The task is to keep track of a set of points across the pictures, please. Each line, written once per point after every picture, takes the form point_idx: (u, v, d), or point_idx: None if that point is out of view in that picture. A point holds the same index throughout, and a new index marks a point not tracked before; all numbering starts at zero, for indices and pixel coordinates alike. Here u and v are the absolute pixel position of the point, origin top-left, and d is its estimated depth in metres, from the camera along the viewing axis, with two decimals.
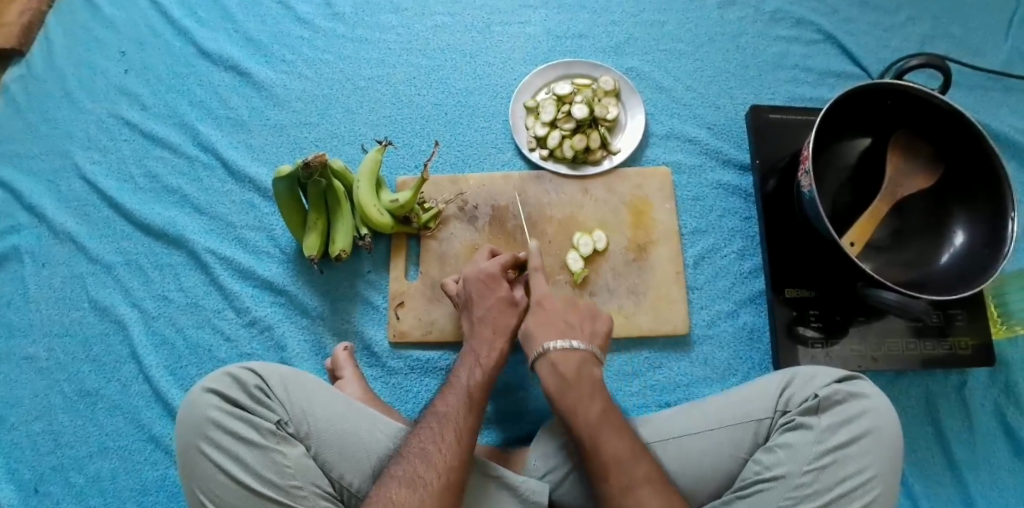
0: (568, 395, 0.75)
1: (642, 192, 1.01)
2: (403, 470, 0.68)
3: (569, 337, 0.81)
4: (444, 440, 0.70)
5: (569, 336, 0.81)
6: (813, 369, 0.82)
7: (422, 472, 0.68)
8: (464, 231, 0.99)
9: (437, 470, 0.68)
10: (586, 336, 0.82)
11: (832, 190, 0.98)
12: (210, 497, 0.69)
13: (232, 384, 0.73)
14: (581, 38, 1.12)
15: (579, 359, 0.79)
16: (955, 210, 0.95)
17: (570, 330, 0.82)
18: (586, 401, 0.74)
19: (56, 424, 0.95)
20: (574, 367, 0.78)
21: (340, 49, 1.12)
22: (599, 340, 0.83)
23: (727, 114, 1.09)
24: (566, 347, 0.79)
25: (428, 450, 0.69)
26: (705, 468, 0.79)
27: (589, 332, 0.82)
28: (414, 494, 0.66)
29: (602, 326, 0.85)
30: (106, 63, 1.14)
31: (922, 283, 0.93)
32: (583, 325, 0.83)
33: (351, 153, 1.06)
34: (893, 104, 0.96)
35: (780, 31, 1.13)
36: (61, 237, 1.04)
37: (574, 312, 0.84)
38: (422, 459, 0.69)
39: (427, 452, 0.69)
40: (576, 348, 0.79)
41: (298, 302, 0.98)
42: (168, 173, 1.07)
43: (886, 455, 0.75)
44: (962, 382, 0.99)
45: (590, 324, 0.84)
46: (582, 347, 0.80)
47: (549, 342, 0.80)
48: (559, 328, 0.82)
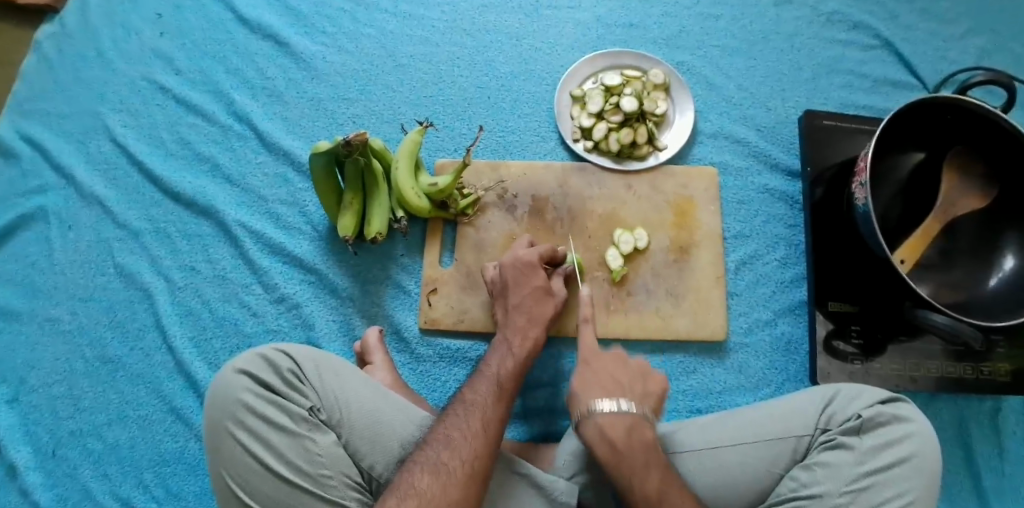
0: (625, 462, 0.68)
1: (687, 191, 0.98)
2: (427, 455, 0.65)
3: (617, 395, 0.73)
4: (470, 427, 0.68)
5: (618, 396, 0.73)
6: (857, 388, 0.80)
7: (447, 460, 0.65)
8: (501, 220, 0.96)
9: (462, 457, 0.65)
10: (638, 396, 0.74)
11: (882, 203, 0.95)
12: (237, 481, 0.68)
13: (265, 367, 0.71)
14: (632, 28, 1.09)
15: (629, 421, 0.71)
16: (1008, 233, 0.92)
17: (620, 386, 0.75)
18: (642, 473, 0.67)
19: (77, 389, 0.94)
20: (623, 432, 0.70)
21: (382, 24, 1.09)
22: (652, 401, 0.75)
23: (778, 117, 1.05)
24: (614, 409, 0.72)
25: (453, 437, 0.67)
26: (739, 480, 0.77)
27: (640, 393, 0.75)
28: (436, 483, 0.63)
29: (655, 386, 0.77)
30: (141, 23, 1.11)
31: (968, 306, 0.90)
32: (635, 385, 0.75)
33: (389, 132, 1.03)
34: (953, 119, 0.93)
35: (837, 34, 1.09)
36: (89, 200, 1.01)
37: (625, 369, 0.77)
38: (446, 445, 0.66)
39: (451, 438, 0.67)
40: (626, 410, 0.72)
41: (328, 282, 0.95)
42: (200, 141, 1.04)
43: (927, 481, 0.72)
44: (997, 407, 0.97)
45: (642, 384, 0.76)
46: (633, 408, 0.72)
47: (596, 401, 0.73)
48: (606, 388, 0.74)
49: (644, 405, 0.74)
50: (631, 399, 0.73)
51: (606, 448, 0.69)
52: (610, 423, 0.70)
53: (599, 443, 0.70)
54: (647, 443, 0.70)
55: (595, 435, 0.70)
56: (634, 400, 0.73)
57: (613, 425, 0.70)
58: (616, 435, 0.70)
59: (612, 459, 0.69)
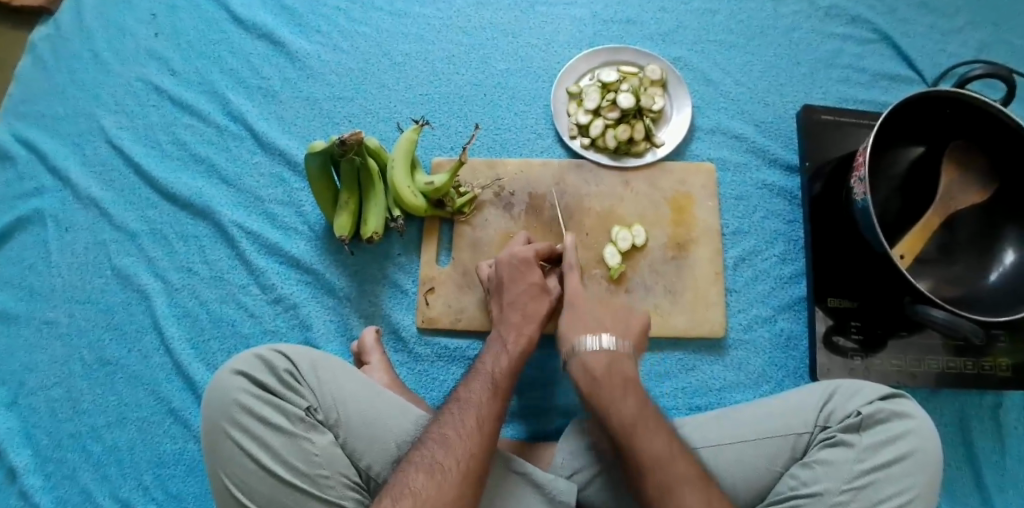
0: (601, 392, 0.71)
1: (685, 187, 0.98)
2: (423, 455, 0.65)
3: (600, 331, 0.77)
4: (465, 426, 0.67)
5: (601, 332, 0.77)
6: (857, 385, 0.80)
7: (442, 459, 0.64)
8: (498, 217, 0.96)
9: (457, 456, 0.65)
10: (621, 331, 0.78)
11: (881, 198, 0.95)
12: (234, 482, 0.68)
13: (261, 367, 0.71)
14: (629, 24, 1.08)
15: (609, 358, 0.74)
16: (1007, 228, 0.91)
17: (605, 323, 0.78)
18: (620, 400, 0.70)
19: (75, 391, 0.93)
20: (605, 364, 0.74)
21: (378, 22, 1.08)
22: (635, 339, 0.79)
23: (776, 112, 1.05)
24: (598, 346, 0.75)
25: (449, 436, 0.66)
26: (739, 479, 0.76)
27: (623, 326, 0.79)
28: (431, 482, 0.63)
29: (637, 323, 0.80)
30: (136, 23, 1.10)
31: (966, 301, 0.90)
32: (618, 320, 0.79)
33: (385, 130, 1.03)
34: (952, 113, 0.92)
35: (835, 28, 1.09)
36: (85, 202, 1.01)
37: (609, 311, 0.80)
38: (441, 444, 0.66)
39: (447, 437, 0.66)
40: (607, 347, 0.75)
41: (325, 282, 0.95)
42: (196, 141, 1.04)
43: (927, 478, 0.72)
44: (998, 402, 0.97)
45: (625, 321, 0.80)
46: (616, 345, 0.75)
47: (581, 338, 0.76)
48: (589, 324, 0.78)
49: (626, 339, 0.77)
50: (614, 332, 0.77)
51: (588, 377, 0.73)
52: (592, 355, 0.74)
53: (581, 375, 0.74)
54: (628, 378, 0.73)
55: (579, 368, 0.74)
56: (617, 337, 0.77)
57: (595, 361, 0.74)
58: (596, 365, 0.74)
59: (589, 388, 0.72)
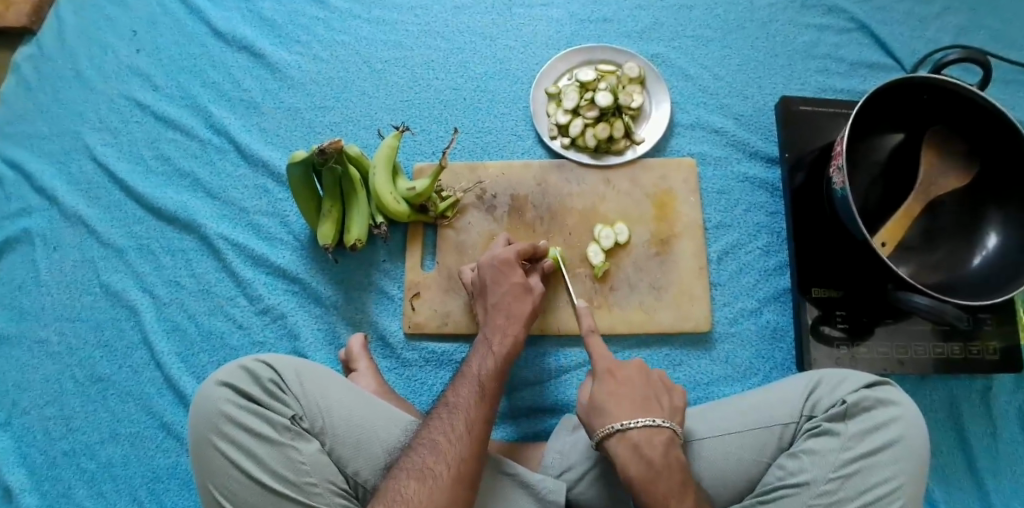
0: (657, 488, 0.66)
1: (666, 183, 0.98)
2: (412, 461, 0.65)
3: (648, 413, 0.71)
4: (454, 430, 0.68)
5: (649, 413, 0.71)
6: (842, 373, 0.80)
7: (432, 464, 0.65)
8: (482, 220, 0.97)
9: (447, 461, 0.65)
10: (667, 411, 0.72)
11: (862, 187, 0.95)
12: (223, 493, 0.68)
13: (246, 378, 0.71)
14: (606, 23, 1.09)
15: (661, 438, 0.69)
16: (989, 212, 0.91)
17: (652, 403, 0.72)
18: (678, 497, 0.66)
19: (68, 409, 0.94)
20: (661, 451, 0.68)
21: (356, 30, 1.09)
22: (678, 419, 0.73)
23: (756, 105, 1.05)
24: (648, 425, 0.69)
25: (438, 441, 0.67)
26: (728, 472, 0.77)
27: (669, 410, 0.73)
28: (423, 488, 0.63)
29: (680, 400, 0.75)
30: (117, 40, 1.11)
31: (949, 287, 0.90)
32: (662, 402, 0.73)
33: (367, 138, 1.04)
34: (929, 98, 0.92)
35: (812, 19, 1.09)
36: (72, 220, 1.02)
37: (652, 385, 0.75)
38: (431, 449, 0.66)
39: (436, 442, 0.67)
40: (658, 428, 0.70)
41: (312, 291, 0.96)
42: (180, 156, 1.04)
43: (915, 463, 0.72)
44: (988, 386, 0.97)
45: (669, 399, 0.74)
46: (666, 426, 0.70)
47: (630, 418, 0.70)
48: (635, 403, 0.72)
49: (673, 421, 0.72)
50: (662, 416, 0.71)
51: (644, 467, 0.67)
52: (646, 440, 0.68)
53: (633, 461, 0.68)
54: (680, 464, 0.69)
55: (629, 453, 0.68)
56: (666, 419, 0.71)
57: (647, 443, 0.68)
58: (653, 452, 0.68)
59: (646, 481, 0.66)
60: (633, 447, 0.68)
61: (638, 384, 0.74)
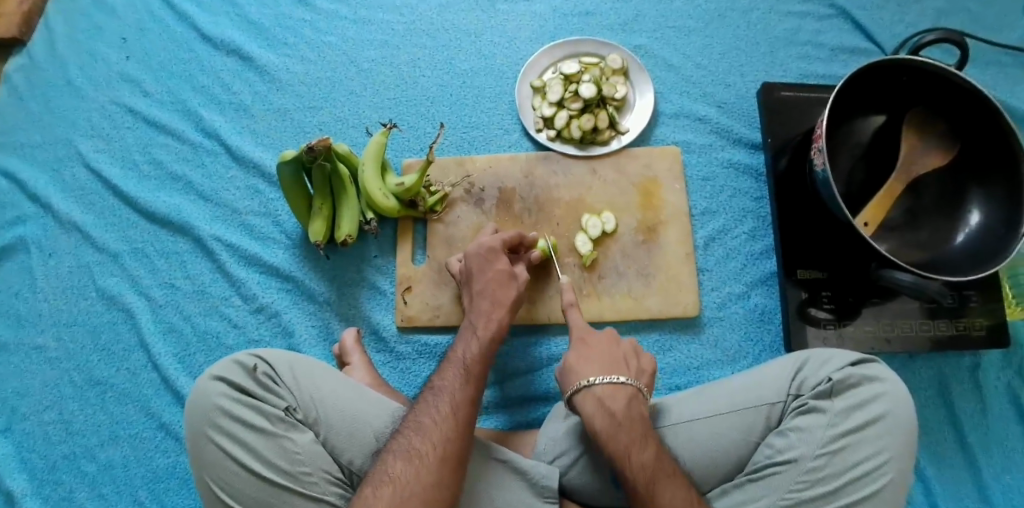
0: (619, 437, 0.68)
1: (651, 172, 0.99)
2: (400, 443, 0.66)
3: (612, 371, 0.75)
4: (439, 411, 0.69)
5: (614, 371, 0.74)
6: (828, 353, 0.81)
7: (418, 444, 0.66)
8: (470, 213, 0.98)
9: (433, 441, 0.66)
10: (632, 371, 0.76)
11: (845, 169, 0.96)
12: (220, 485, 0.69)
13: (239, 371, 0.72)
14: (589, 16, 1.10)
15: (624, 394, 0.72)
16: (970, 190, 0.92)
17: (618, 363, 0.76)
18: (637, 446, 0.67)
19: (67, 413, 0.95)
20: (623, 403, 0.71)
21: (342, 31, 1.10)
22: (645, 379, 0.76)
23: (738, 92, 1.06)
24: (611, 382, 0.73)
25: (424, 423, 0.68)
26: (718, 452, 0.78)
27: (635, 369, 0.76)
28: (410, 467, 0.64)
29: (648, 363, 0.79)
30: (107, 48, 1.12)
31: (933, 265, 0.91)
32: (629, 362, 0.77)
33: (355, 136, 1.05)
34: (908, 80, 0.94)
35: (792, 6, 1.10)
36: (67, 227, 1.03)
37: (619, 348, 0.78)
38: (417, 431, 0.67)
39: (422, 424, 0.68)
40: (621, 385, 0.73)
41: (304, 288, 0.97)
42: (172, 160, 1.06)
43: (900, 439, 0.73)
44: (976, 363, 0.98)
45: (636, 361, 0.78)
46: (628, 383, 0.73)
47: (595, 375, 0.74)
48: (601, 364, 0.75)
49: (638, 380, 0.75)
50: (628, 374, 0.75)
51: (606, 419, 0.70)
52: (609, 394, 0.72)
53: (598, 414, 0.71)
54: (642, 419, 0.71)
55: (594, 406, 0.71)
56: (630, 377, 0.74)
57: (611, 398, 0.72)
58: (615, 405, 0.71)
59: (608, 432, 0.69)
60: (597, 402, 0.72)
61: (606, 348, 0.78)
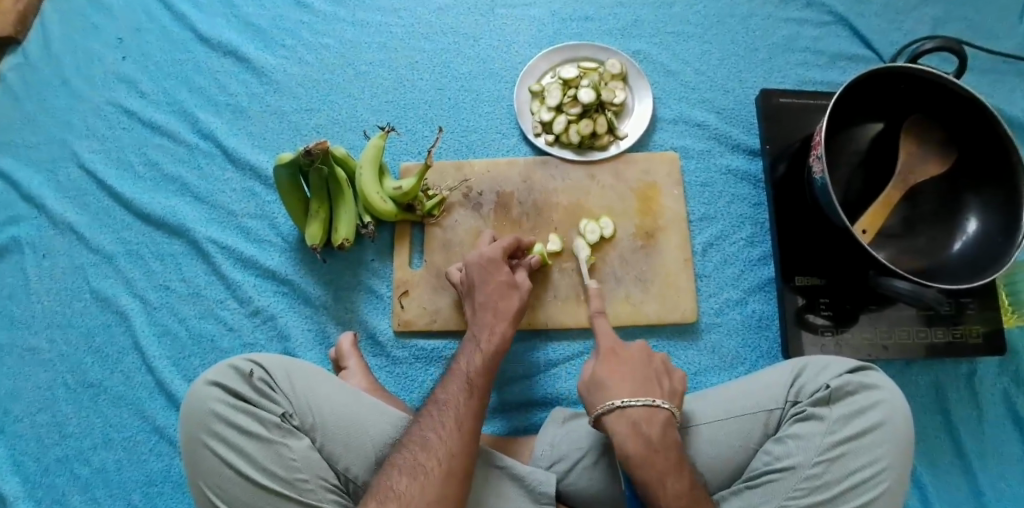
0: (654, 464, 0.67)
1: (650, 177, 0.99)
2: (404, 458, 0.66)
3: (647, 393, 0.72)
4: (445, 427, 0.68)
5: (648, 394, 0.72)
6: (825, 360, 0.81)
7: (424, 460, 0.66)
8: (468, 217, 0.97)
9: (438, 457, 0.66)
10: (666, 394, 0.74)
11: (843, 176, 0.96)
12: (215, 491, 0.69)
13: (235, 377, 0.72)
14: (587, 21, 1.10)
15: (659, 418, 0.70)
16: (969, 198, 0.92)
17: (650, 384, 0.74)
18: (673, 475, 0.67)
19: (60, 415, 0.94)
20: (659, 430, 0.69)
21: (340, 33, 1.10)
22: (678, 401, 0.75)
23: (736, 98, 1.06)
24: (646, 405, 0.71)
25: (429, 438, 0.68)
26: (715, 458, 0.78)
27: (669, 392, 0.74)
28: (415, 484, 0.64)
29: (680, 384, 0.77)
30: (103, 48, 1.12)
31: (932, 273, 0.91)
32: (663, 384, 0.75)
33: (353, 139, 1.05)
34: (907, 88, 0.94)
35: (790, 13, 1.10)
36: (61, 227, 1.02)
37: (652, 367, 0.76)
38: (423, 447, 0.67)
39: (428, 440, 0.67)
40: (657, 408, 0.71)
41: (301, 291, 0.96)
42: (167, 161, 1.05)
43: (899, 447, 0.73)
44: (972, 371, 0.98)
45: (669, 382, 0.76)
46: (664, 406, 0.72)
47: (628, 397, 0.72)
48: (634, 384, 0.73)
49: (671, 402, 0.74)
50: (662, 397, 0.73)
51: (642, 444, 0.68)
52: (645, 419, 0.70)
53: (631, 437, 0.69)
54: (676, 445, 0.70)
55: (629, 430, 0.69)
56: (665, 400, 0.73)
57: (645, 422, 0.70)
58: (652, 430, 0.69)
59: (643, 458, 0.67)
60: (631, 425, 0.70)
61: (638, 365, 0.76)
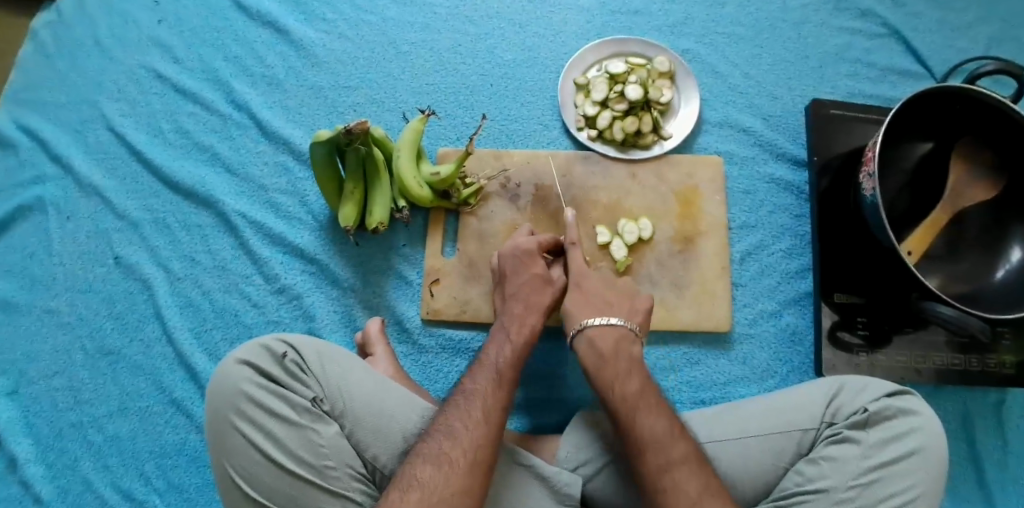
0: (604, 371, 0.73)
1: (692, 180, 0.97)
2: (430, 447, 0.64)
3: (608, 313, 0.79)
4: (471, 416, 0.67)
5: (608, 313, 0.79)
6: (863, 381, 0.79)
7: (449, 450, 0.64)
8: (504, 209, 0.95)
9: (463, 447, 0.64)
10: (626, 312, 0.80)
11: (890, 194, 0.94)
12: (240, 473, 0.67)
13: (266, 356, 0.70)
14: (637, 15, 1.07)
15: (617, 334, 0.77)
16: (1014, 226, 0.90)
17: (612, 308, 0.80)
18: (624, 377, 0.72)
19: (76, 381, 0.93)
20: (611, 343, 0.76)
21: (383, 11, 1.07)
22: (639, 318, 0.80)
23: (784, 106, 1.04)
24: (604, 324, 0.78)
25: (456, 428, 0.66)
26: (745, 475, 0.76)
27: (629, 308, 0.81)
28: (438, 473, 0.62)
29: (643, 304, 0.82)
30: (138, 10, 1.09)
31: (972, 299, 0.89)
32: (623, 301, 0.81)
33: (391, 120, 1.02)
34: (961, 109, 0.91)
35: (844, 22, 1.08)
36: (87, 190, 1.00)
37: (613, 290, 0.82)
38: (447, 435, 0.65)
39: (453, 429, 0.66)
40: (614, 325, 0.77)
41: (329, 272, 0.95)
42: (199, 129, 1.03)
43: (934, 475, 0.71)
44: (1001, 401, 0.97)
45: (630, 302, 0.82)
46: (622, 324, 0.78)
47: (589, 318, 0.79)
48: (595, 307, 0.80)
49: (633, 320, 0.79)
50: (620, 316, 0.79)
51: (593, 352, 0.75)
52: (600, 332, 0.77)
53: (587, 351, 0.76)
54: (632, 358, 0.75)
55: (586, 346, 0.76)
56: (623, 317, 0.79)
57: (601, 336, 0.76)
58: (603, 344, 0.76)
59: (596, 367, 0.74)
60: (590, 345, 0.76)
61: (602, 291, 0.82)
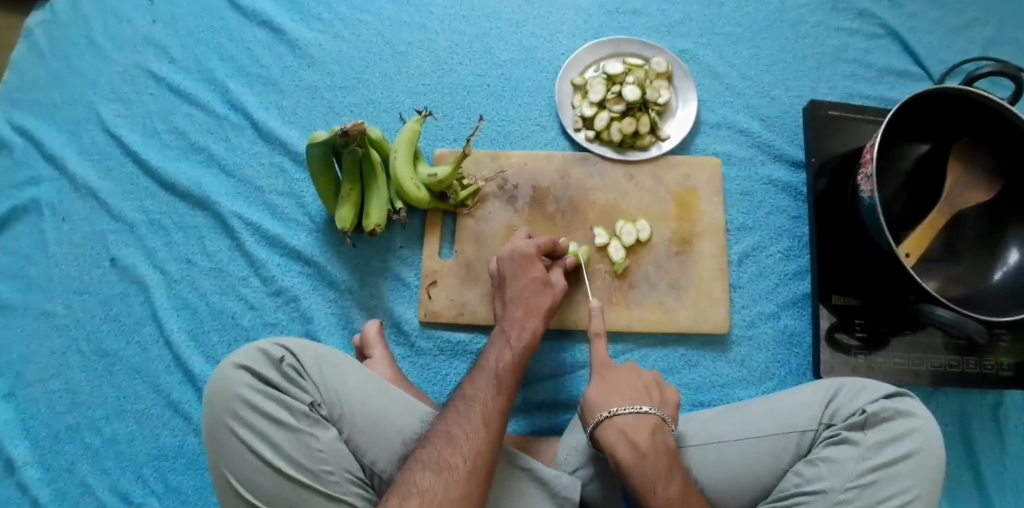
0: (645, 472, 0.66)
1: (690, 182, 0.97)
2: (429, 453, 0.64)
3: (638, 401, 0.72)
4: (470, 422, 0.67)
5: (638, 403, 0.71)
6: (861, 382, 0.79)
7: (448, 456, 0.64)
8: (502, 210, 0.95)
9: (463, 453, 0.64)
10: (657, 400, 0.73)
11: (888, 196, 0.94)
12: (238, 478, 0.67)
13: (263, 361, 0.70)
14: (634, 15, 1.07)
15: (651, 425, 0.70)
16: (1011, 228, 0.90)
17: (641, 394, 0.73)
18: (664, 481, 0.66)
19: (73, 383, 0.93)
20: (648, 437, 0.68)
21: (380, 11, 1.07)
22: (671, 410, 0.73)
23: (782, 106, 1.04)
24: (636, 414, 0.70)
25: (455, 434, 0.66)
26: (745, 477, 0.76)
27: (660, 399, 0.73)
28: (438, 479, 0.62)
29: (672, 395, 0.75)
30: (133, 10, 1.08)
31: (970, 300, 0.89)
32: (653, 391, 0.74)
33: (388, 122, 1.02)
34: (959, 110, 0.91)
35: (842, 22, 1.07)
36: (83, 192, 1.00)
37: (641, 379, 0.75)
38: (447, 442, 0.65)
39: (453, 435, 0.66)
40: (644, 415, 0.70)
41: (326, 274, 0.94)
42: (195, 130, 1.02)
43: (933, 476, 0.71)
44: (998, 401, 0.97)
45: (660, 391, 0.74)
46: (652, 413, 0.71)
47: (617, 407, 0.71)
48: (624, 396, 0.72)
49: (663, 410, 0.72)
50: (651, 404, 0.72)
51: (631, 451, 0.68)
52: (633, 426, 0.69)
53: (620, 445, 0.68)
54: (668, 450, 0.69)
55: (617, 437, 0.69)
56: (654, 406, 0.72)
57: (635, 429, 0.69)
58: (639, 437, 0.68)
59: (633, 465, 0.67)
60: (621, 432, 0.69)
61: (628, 379, 0.75)
